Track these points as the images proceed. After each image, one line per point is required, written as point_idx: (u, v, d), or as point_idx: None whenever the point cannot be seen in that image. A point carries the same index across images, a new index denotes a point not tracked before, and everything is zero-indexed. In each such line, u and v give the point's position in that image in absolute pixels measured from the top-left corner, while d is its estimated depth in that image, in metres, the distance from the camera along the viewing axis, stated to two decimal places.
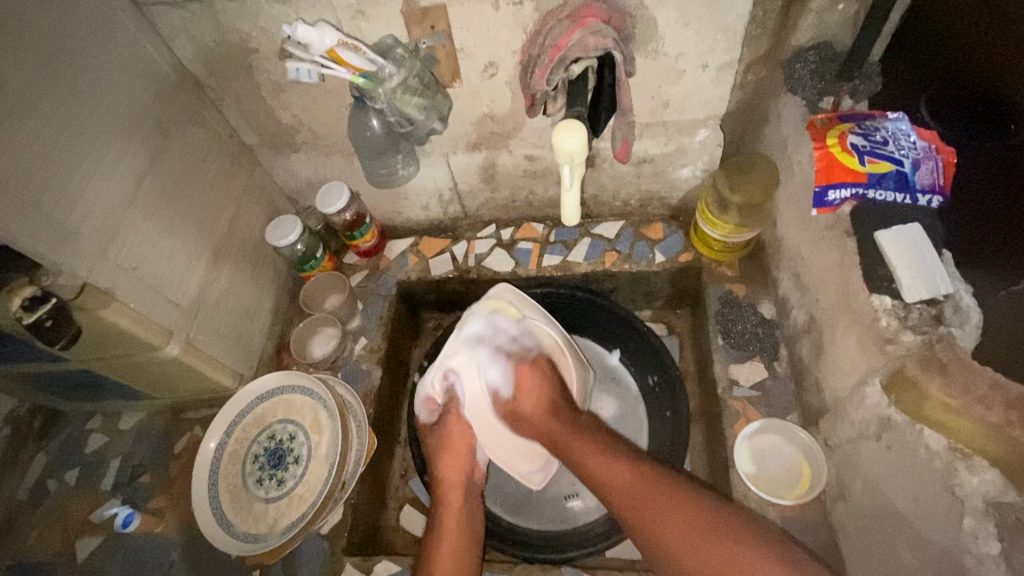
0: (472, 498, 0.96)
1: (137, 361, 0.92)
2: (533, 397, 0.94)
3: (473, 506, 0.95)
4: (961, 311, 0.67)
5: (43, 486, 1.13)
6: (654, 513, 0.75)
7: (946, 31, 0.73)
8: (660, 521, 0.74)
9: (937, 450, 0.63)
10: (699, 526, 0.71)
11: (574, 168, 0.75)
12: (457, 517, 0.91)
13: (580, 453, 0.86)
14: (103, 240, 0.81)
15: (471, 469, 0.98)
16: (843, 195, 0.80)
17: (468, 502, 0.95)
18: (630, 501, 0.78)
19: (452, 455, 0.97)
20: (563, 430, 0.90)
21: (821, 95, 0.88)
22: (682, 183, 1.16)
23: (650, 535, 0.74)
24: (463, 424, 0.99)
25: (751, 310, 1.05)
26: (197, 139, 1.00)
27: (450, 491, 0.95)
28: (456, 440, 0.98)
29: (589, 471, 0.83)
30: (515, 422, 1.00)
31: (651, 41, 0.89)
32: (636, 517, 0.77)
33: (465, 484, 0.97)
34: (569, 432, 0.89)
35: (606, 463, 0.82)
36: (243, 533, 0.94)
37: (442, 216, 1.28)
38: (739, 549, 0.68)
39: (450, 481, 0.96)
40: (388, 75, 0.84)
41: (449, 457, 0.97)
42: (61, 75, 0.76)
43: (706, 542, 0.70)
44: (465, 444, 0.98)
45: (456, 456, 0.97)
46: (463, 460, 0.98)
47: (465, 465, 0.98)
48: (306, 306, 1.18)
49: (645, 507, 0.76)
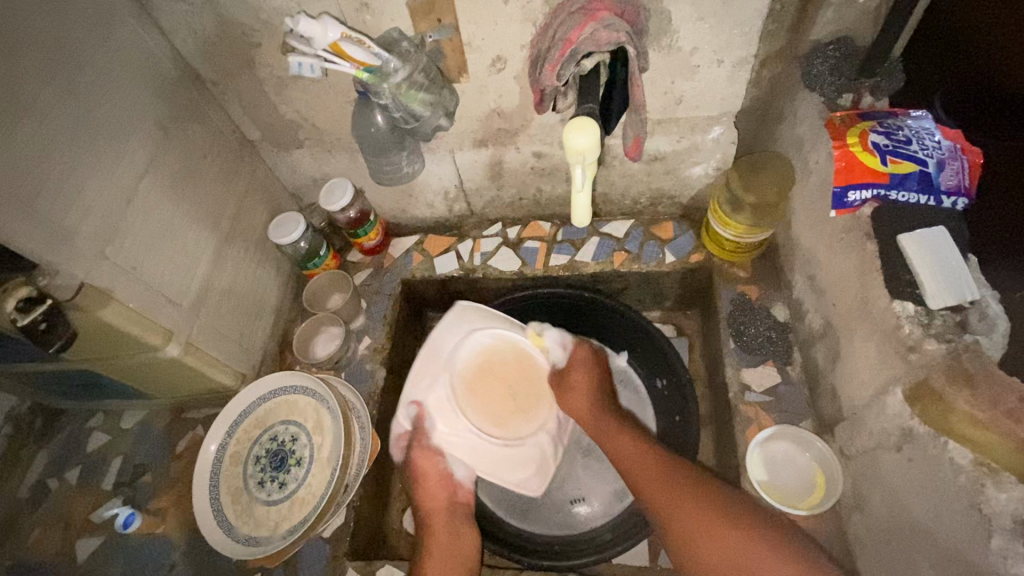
0: (460, 518, 0.95)
1: (137, 361, 0.90)
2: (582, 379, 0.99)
3: (459, 528, 0.93)
4: (987, 319, 0.66)
5: (44, 485, 1.12)
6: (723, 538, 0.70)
7: (968, 27, 0.70)
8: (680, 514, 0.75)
9: (962, 464, 0.60)
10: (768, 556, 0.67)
11: (586, 168, 0.72)
12: (445, 538, 0.91)
13: (618, 437, 0.89)
14: (102, 240, 0.79)
15: (450, 491, 0.97)
16: (864, 196, 0.77)
17: (454, 523, 0.94)
18: (649, 485, 0.80)
19: (432, 482, 0.96)
20: (604, 421, 0.94)
21: (839, 92, 0.84)
22: (693, 182, 1.14)
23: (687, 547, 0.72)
24: (432, 451, 0.98)
25: (764, 312, 1.03)
26: (198, 135, 0.98)
27: (433, 517, 0.94)
28: (427, 471, 0.97)
29: (624, 458, 0.86)
30: (495, 433, 1.02)
31: (664, 36, 0.86)
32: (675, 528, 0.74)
33: (449, 505, 0.96)
34: (605, 420, 0.93)
35: (642, 460, 0.84)
36: (244, 536, 0.92)
37: (448, 214, 1.26)
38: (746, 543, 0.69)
39: (434, 505, 0.95)
40: (393, 70, 0.81)
41: (425, 489, 0.95)
42: (60, 70, 0.74)
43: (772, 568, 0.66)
44: (437, 472, 0.97)
45: (432, 480, 0.96)
46: (438, 487, 0.96)
47: (442, 490, 0.96)
48: (309, 306, 1.16)
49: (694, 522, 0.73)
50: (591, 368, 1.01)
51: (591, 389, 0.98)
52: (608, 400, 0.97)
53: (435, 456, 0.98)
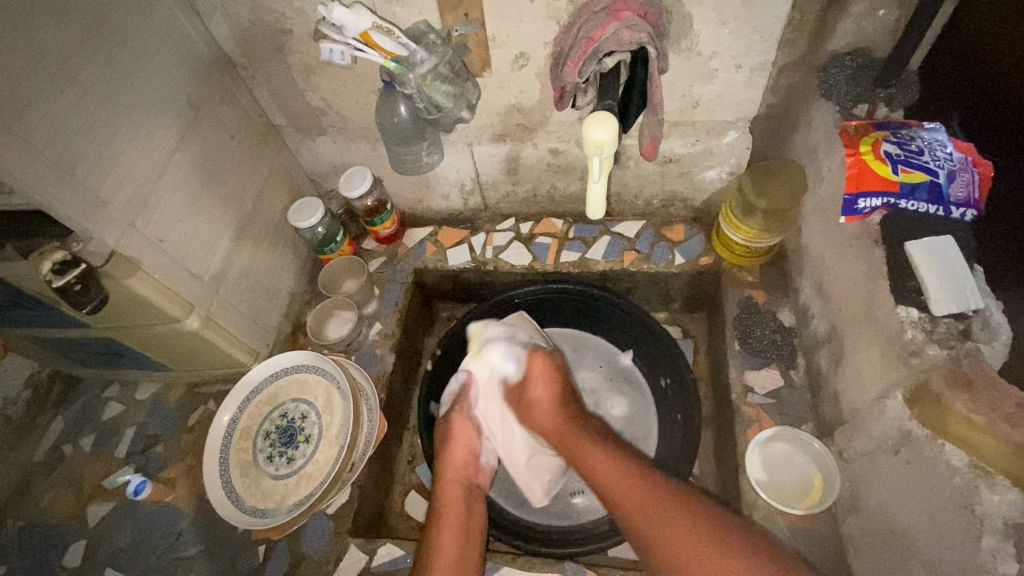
0: (474, 494, 0.95)
1: (159, 331, 0.94)
2: (543, 390, 0.98)
3: (472, 504, 0.93)
4: (989, 327, 0.67)
5: (60, 450, 1.15)
6: (668, 522, 0.73)
7: (979, 45, 0.72)
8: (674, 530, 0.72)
9: (958, 467, 0.62)
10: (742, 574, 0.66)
11: (603, 161, 0.74)
12: (458, 508, 0.91)
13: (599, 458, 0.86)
14: (132, 211, 0.82)
15: (471, 469, 0.99)
16: (874, 204, 0.78)
17: (468, 500, 0.94)
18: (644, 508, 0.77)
19: (456, 449, 0.99)
20: (569, 432, 0.92)
21: (856, 102, 0.85)
22: (706, 185, 1.16)
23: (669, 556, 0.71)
24: (467, 420, 1.02)
25: (770, 317, 1.04)
26: (228, 117, 1.01)
27: (450, 486, 0.94)
28: (459, 438, 1.00)
29: (606, 476, 0.83)
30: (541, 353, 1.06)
31: (685, 39, 0.89)
32: (629, 515, 0.78)
33: (465, 480, 0.97)
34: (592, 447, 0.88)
35: (614, 466, 0.84)
36: (251, 507, 0.95)
37: (463, 207, 1.28)
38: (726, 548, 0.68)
39: (453, 475, 0.96)
40: (419, 61, 0.84)
41: (453, 454, 0.98)
42: (103, 45, 0.77)
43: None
44: (466, 444, 1.00)
45: (458, 448, 0.99)
46: (465, 459, 0.99)
47: (466, 463, 0.98)
48: (325, 289, 1.20)
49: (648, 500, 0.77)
50: (550, 384, 0.99)
51: (554, 404, 0.97)
52: (570, 409, 0.97)
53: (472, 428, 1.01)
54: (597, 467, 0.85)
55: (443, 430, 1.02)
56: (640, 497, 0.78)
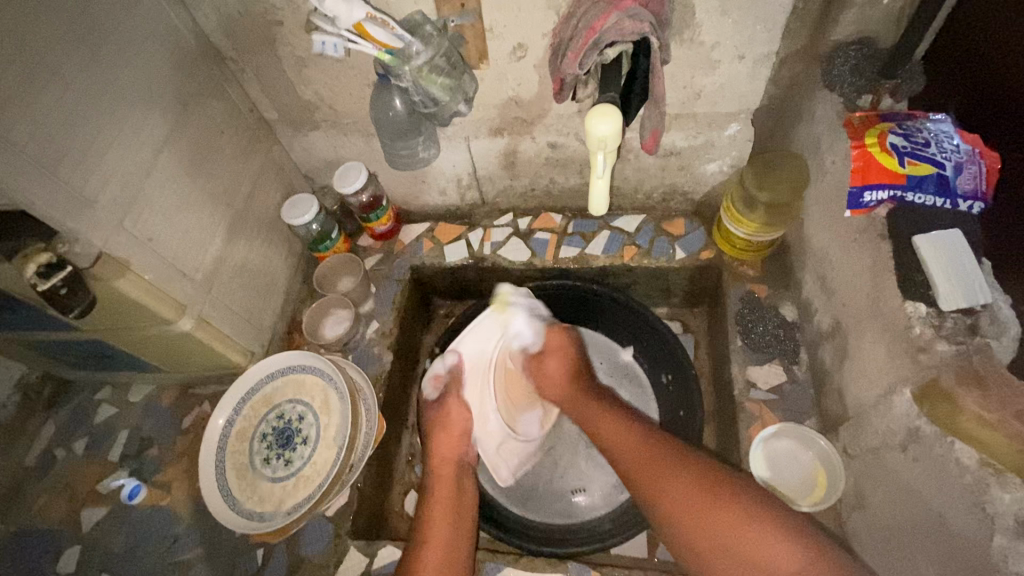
0: (465, 474, 0.93)
1: (150, 333, 0.91)
2: (557, 365, 0.96)
3: (463, 481, 0.92)
4: (998, 323, 0.66)
5: (52, 454, 1.13)
6: (666, 482, 0.75)
7: (985, 33, 0.70)
8: (676, 496, 0.73)
9: (968, 464, 0.61)
10: (762, 537, 0.65)
11: (607, 156, 0.72)
12: (450, 488, 0.90)
13: (612, 424, 0.87)
14: (120, 210, 0.79)
15: (465, 449, 0.95)
16: (880, 197, 0.76)
17: (459, 477, 0.92)
18: (646, 475, 0.78)
19: (452, 434, 0.95)
20: (587, 399, 0.93)
21: (860, 92, 0.83)
22: (706, 178, 1.14)
23: (677, 518, 0.72)
24: (461, 405, 0.97)
25: (773, 312, 1.03)
26: (218, 112, 0.99)
27: (442, 466, 0.92)
28: (453, 421, 0.96)
29: (624, 447, 0.83)
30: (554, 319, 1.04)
31: (687, 29, 0.87)
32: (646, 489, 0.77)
33: (458, 460, 0.94)
34: (607, 416, 0.88)
35: (630, 439, 0.84)
36: (249, 511, 0.93)
37: (459, 202, 1.26)
38: (726, 508, 0.69)
39: (447, 457, 0.93)
40: (415, 53, 0.81)
41: (443, 437, 0.94)
42: (85, 36, 0.74)
43: (779, 555, 0.64)
44: (462, 427, 0.96)
45: (452, 431, 0.95)
46: (460, 440, 0.95)
47: (461, 442, 0.95)
48: (320, 288, 1.17)
49: (645, 467, 0.79)
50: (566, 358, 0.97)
51: (569, 375, 0.96)
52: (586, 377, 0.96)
53: (467, 411, 0.97)
54: (609, 438, 0.86)
55: (436, 412, 0.98)
56: (646, 469, 0.79)
